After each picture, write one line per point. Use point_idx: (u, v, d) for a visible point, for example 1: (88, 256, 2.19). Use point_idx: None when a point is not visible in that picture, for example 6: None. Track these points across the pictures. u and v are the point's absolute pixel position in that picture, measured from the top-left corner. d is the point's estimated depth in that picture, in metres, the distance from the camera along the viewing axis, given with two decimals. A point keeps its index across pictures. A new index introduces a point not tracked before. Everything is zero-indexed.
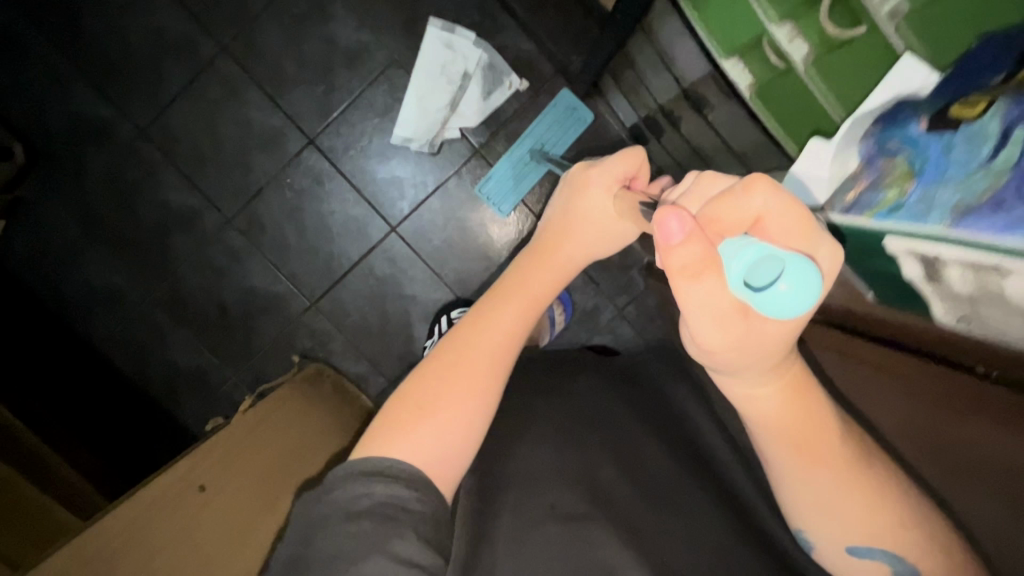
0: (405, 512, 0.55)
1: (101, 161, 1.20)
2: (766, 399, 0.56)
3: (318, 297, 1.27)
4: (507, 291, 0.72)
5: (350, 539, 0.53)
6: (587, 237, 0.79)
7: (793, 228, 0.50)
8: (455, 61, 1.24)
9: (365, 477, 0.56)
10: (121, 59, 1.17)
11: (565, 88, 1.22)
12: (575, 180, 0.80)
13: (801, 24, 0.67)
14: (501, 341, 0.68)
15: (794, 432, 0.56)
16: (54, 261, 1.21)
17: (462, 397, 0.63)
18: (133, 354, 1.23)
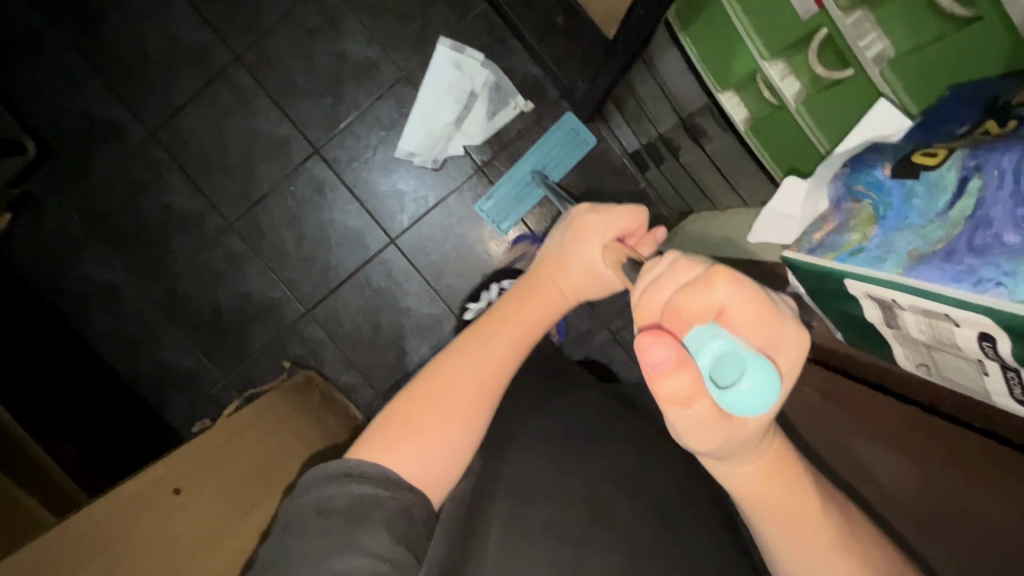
0: (381, 513, 0.49)
1: (117, 169, 1.27)
2: (745, 478, 0.48)
3: (312, 305, 1.30)
4: (486, 329, 0.62)
5: (324, 539, 0.48)
6: (580, 282, 0.66)
7: (759, 318, 0.43)
8: (461, 81, 1.25)
9: (343, 477, 0.50)
10: (136, 65, 1.25)
11: (569, 113, 1.24)
12: (572, 223, 0.67)
13: (793, 62, 0.58)
14: (479, 379, 0.58)
15: (773, 502, 0.48)
16: (57, 257, 1.29)
17: (436, 434, 0.55)
18: (126, 350, 1.30)
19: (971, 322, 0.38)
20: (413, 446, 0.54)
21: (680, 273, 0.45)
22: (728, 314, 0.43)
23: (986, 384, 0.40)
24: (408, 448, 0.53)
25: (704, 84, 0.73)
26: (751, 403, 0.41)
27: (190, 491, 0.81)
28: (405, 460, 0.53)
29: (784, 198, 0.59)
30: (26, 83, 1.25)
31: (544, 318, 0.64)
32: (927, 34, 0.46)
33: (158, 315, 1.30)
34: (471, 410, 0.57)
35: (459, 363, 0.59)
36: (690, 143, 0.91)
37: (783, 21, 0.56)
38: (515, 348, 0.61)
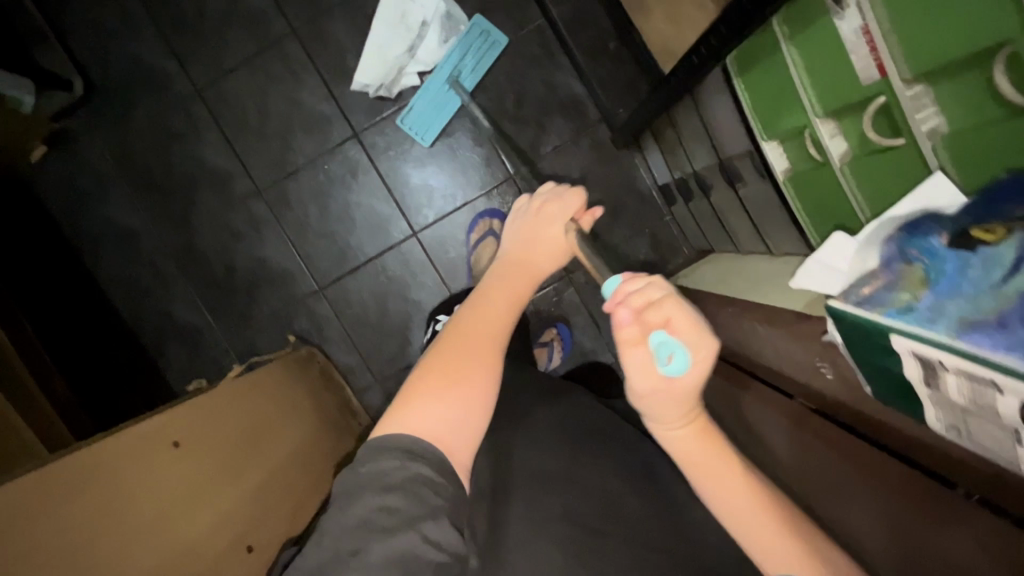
0: (437, 497, 0.53)
1: (154, 119, 1.28)
2: (680, 436, 0.63)
3: (325, 283, 1.31)
4: (483, 297, 0.70)
5: (384, 513, 0.51)
6: (550, 254, 0.77)
7: (693, 326, 0.58)
8: (412, 13, 1.25)
9: (402, 453, 0.54)
10: (192, 20, 1.27)
11: (479, 13, 1.24)
12: (535, 211, 0.80)
13: (843, 124, 0.59)
14: (491, 331, 0.66)
15: (696, 458, 0.63)
16: (82, 193, 1.30)
17: (467, 381, 0.61)
18: (134, 296, 1.31)
19: (1017, 394, 0.37)
20: (448, 397, 0.59)
21: (647, 292, 0.60)
22: (672, 324, 0.58)
23: (1019, 452, 0.39)
24: (443, 402, 0.58)
25: (751, 131, 0.77)
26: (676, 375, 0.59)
27: (188, 446, 0.80)
28: (444, 411, 0.58)
29: (831, 253, 0.60)
30: (82, 19, 1.26)
31: (530, 283, 0.74)
32: (986, 114, 0.44)
33: (171, 266, 1.31)
34: (489, 363, 0.63)
35: (472, 324, 0.66)
36: (724, 183, 0.94)
37: (835, 81, 0.56)
38: (514, 306, 0.70)
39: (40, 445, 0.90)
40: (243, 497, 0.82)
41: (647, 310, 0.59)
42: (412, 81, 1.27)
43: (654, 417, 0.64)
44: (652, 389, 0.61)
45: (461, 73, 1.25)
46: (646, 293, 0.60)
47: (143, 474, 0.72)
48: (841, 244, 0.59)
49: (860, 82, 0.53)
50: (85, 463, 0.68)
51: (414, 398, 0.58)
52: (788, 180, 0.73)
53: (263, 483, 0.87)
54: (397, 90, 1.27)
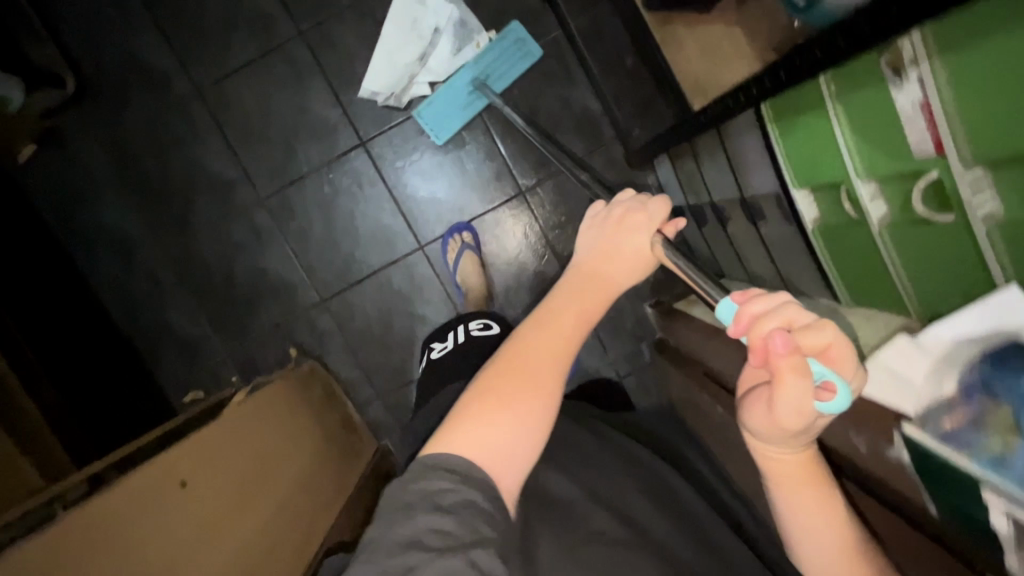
0: (490, 529, 0.49)
1: (152, 121, 1.23)
2: (794, 476, 0.53)
3: (328, 295, 1.28)
4: (548, 319, 0.61)
5: (439, 536, 0.47)
6: (629, 270, 0.64)
7: (848, 356, 0.45)
8: (420, 20, 1.21)
9: (447, 475, 0.51)
10: (194, 18, 1.21)
11: (516, 21, 1.20)
12: (614, 219, 0.65)
13: (885, 189, 0.58)
14: (550, 359, 0.59)
15: (802, 494, 0.53)
16: (75, 196, 1.24)
17: (518, 416, 0.55)
18: (130, 304, 1.27)
19: None
20: (497, 428, 0.54)
21: (795, 313, 0.45)
22: (828, 352, 0.45)
23: None
24: (494, 431, 0.54)
25: (781, 176, 0.75)
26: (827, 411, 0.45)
27: (195, 485, 0.77)
28: (493, 442, 0.54)
29: (895, 357, 0.49)
30: (78, 13, 1.20)
31: (602, 304, 0.63)
32: None
33: (169, 274, 1.27)
34: (546, 396, 0.57)
35: (530, 349, 0.59)
36: (743, 218, 0.92)
37: (883, 146, 0.55)
38: (578, 331, 0.61)
39: (35, 471, 0.88)
40: (251, 534, 0.80)
41: (802, 337, 0.44)
42: (434, 87, 1.23)
43: (770, 451, 0.52)
44: (789, 429, 0.47)
45: (489, 78, 1.22)
46: (790, 313, 0.45)
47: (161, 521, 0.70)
48: (907, 350, 0.49)
49: (911, 154, 0.52)
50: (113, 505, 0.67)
51: (464, 423, 0.55)
52: (817, 230, 0.73)
53: (269, 517, 0.84)
54: (407, 99, 1.22)
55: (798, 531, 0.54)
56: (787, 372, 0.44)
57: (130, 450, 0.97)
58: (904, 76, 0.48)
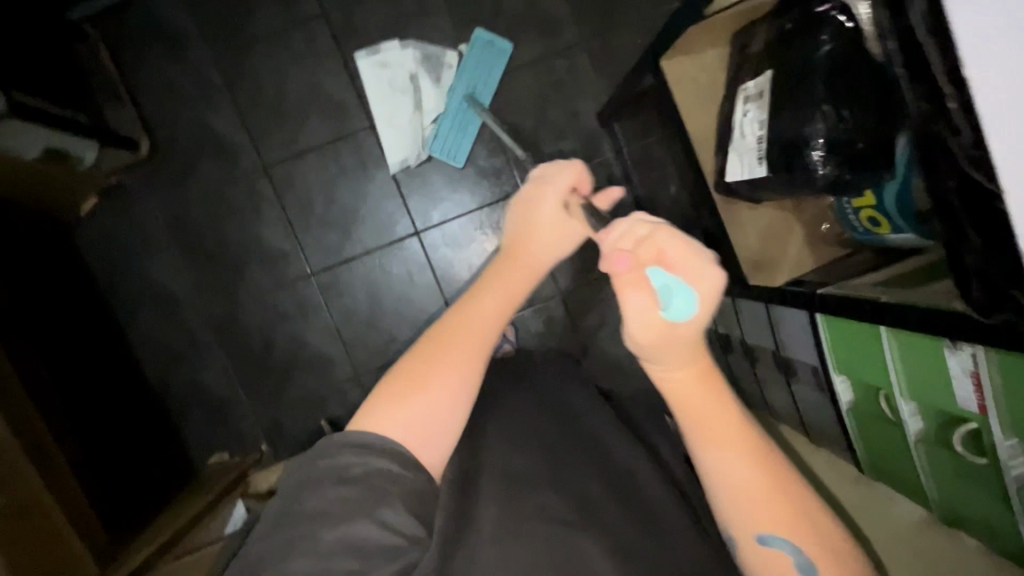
0: (398, 489, 0.53)
1: (215, 189, 1.27)
2: (680, 381, 0.57)
3: (363, 372, 1.32)
4: (472, 298, 0.64)
5: (342, 504, 0.50)
6: (550, 242, 0.68)
7: (687, 257, 0.55)
8: (397, 75, 1.25)
9: (362, 451, 0.53)
10: (271, 99, 1.27)
11: (475, 31, 1.24)
12: (529, 194, 0.70)
13: (925, 410, 0.67)
14: (472, 338, 0.61)
15: (699, 410, 0.56)
16: (126, 252, 1.28)
17: (437, 387, 0.58)
18: (165, 362, 1.30)
19: None
20: (412, 406, 0.56)
21: (636, 230, 0.57)
22: (663, 255, 0.55)
23: None
24: (421, 400, 0.57)
25: (822, 355, 0.82)
26: (679, 321, 0.55)
27: None
28: (414, 410, 0.56)
29: None
30: (159, 84, 1.25)
31: (527, 281, 0.67)
32: None
33: (209, 336, 1.30)
34: (477, 360, 0.61)
35: (451, 330, 0.62)
36: (776, 371, 0.99)
37: (929, 377, 0.64)
38: (502, 308, 0.64)
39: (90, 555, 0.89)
40: None
41: (638, 248, 0.56)
42: (432, 125, 1.26)
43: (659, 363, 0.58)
44: (657, 346, 0.56)
45: (475, 89, 1.26)
46: (633, 231, 0.57)
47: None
48: None
49: (957, 403, 0.61)
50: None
51: (389, 393, 0.58)
52: (851, 412, 0.81)
53: None
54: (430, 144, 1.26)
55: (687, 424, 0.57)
56: (631, 288, 0.56)
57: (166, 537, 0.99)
58: (961, 344, 0.57)
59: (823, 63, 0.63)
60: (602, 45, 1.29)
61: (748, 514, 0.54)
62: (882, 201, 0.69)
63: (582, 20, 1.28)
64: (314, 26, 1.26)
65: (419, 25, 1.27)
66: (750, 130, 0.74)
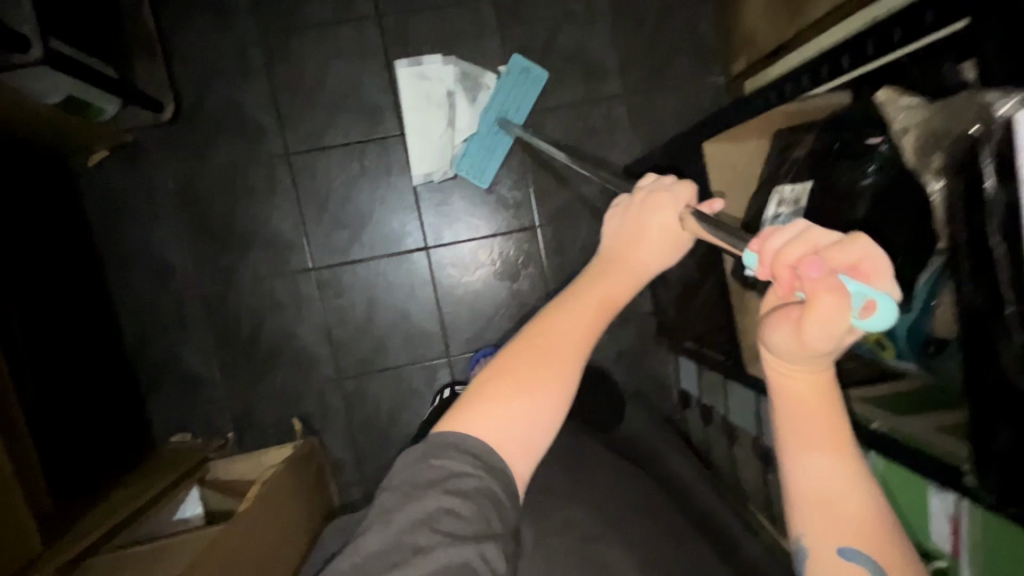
0: (499, 523, 0.50)
1: (232, 166, 1.25)
2: (797, 380, 0.45)
3: (344, 376, 1.30)
4: (574, 294, 0.59)
5: (448, 519, 0.49)
6: (655, 256, 0.61)
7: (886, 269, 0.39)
8: (436, 88, 1.25)
9: (476, 461, 0.51)
10: (307, 88, 1.25)
11: (514, 55, 1.25)
12: (639, 198, 0.63)
13: None
14: (569, 349, 0.56)
15: (807, 412, 0.46)
16: (127, 211, 1.24)
17: (529, 398, 0.53)
18: (145, 329, 1.26)
19: None
20: (508, 411, 0.53)
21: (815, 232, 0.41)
22: (861, 265, 0.39)
23: None
24: (512, 409, 0.53)
25: None
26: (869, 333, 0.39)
27: None
28: (512, 415, 0.53)
29: None
30: (198, 51, 1.23)
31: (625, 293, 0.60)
32: None
33: (196, 311, 1.27)
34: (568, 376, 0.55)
35: (547, 337, 0.56)
36: (754, 457, 1.01)
37: (915, 508, 0.66)
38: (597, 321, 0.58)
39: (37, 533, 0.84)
40: None
41: (827, 252, 0.39)
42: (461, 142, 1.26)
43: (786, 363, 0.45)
44: (819, 354, 0.42)
45: (507, 114, 1.26)
46: (810, 235, 0.41)
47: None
48: None
49: (935, 537, 0.63)
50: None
51: (487, 395, 0.54)
52: None
53: None
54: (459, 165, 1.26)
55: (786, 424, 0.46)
56: (818, 292, 0.38)
57: (128, 514, 0.96)
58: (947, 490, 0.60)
59: (867, 196, 0.66)
60: (644, 103, 1.31)
61: (833, 531, 0.44)
62: (893, 333, 0.67)
63: (630, 76, 1.30)
64: (364, 25, 1.25)
65: (469, 46, 1.27)
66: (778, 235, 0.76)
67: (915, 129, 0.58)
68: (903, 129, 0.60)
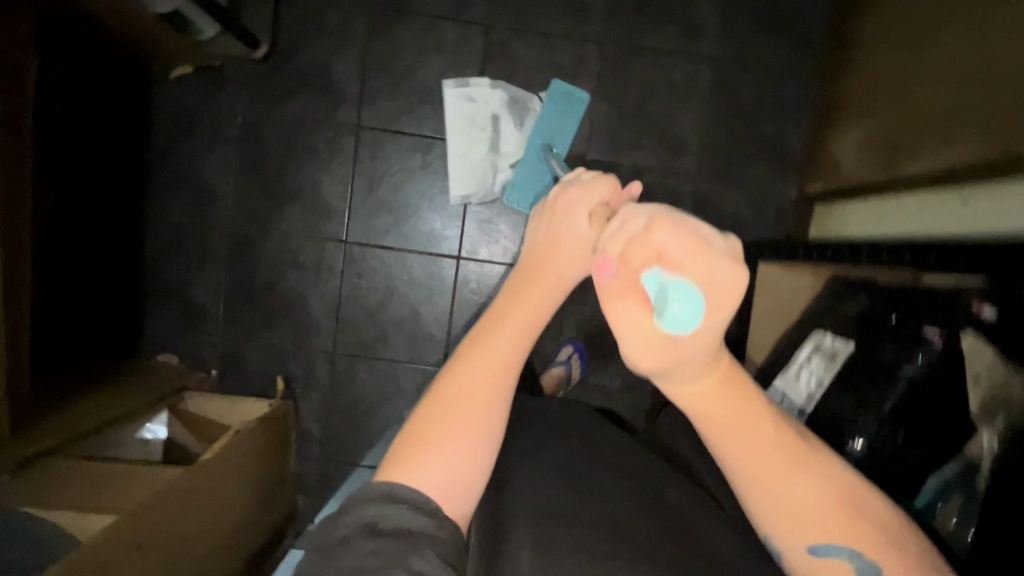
0: (430, 538, 0.53)
1: (301, 121, 1.26)
2: (699, 393, 0.52)
3: (339, 353, 1.30)
4: (489, 326, 0.62)
5: (369, 556, 0.50)
6: (575, 263, 0.64)
7: (693, 252, 0.50)
8: (483, 113, 1.25)
9: (390, 502, 0.54)
10: (396, 72, 1.26)
11: (555, 79, 1.24)
12: (553, 204, 0.66)
13: None
14: (491, 381, 0.59)
15: (723, 422, 0.52)
16: (189, 131, 1.26)
17: (455, 433, 0.57)
18: (167, 247, 1.27)
19: None
20: (439, 453, 0.56)
21: (630, 225, 0.53)
22: (662, 257, 0.50)
23: None
24: (440, 455, 0.56)
25: None
26: (683, 325, 0.49)
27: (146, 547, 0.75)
28: (443, 458, 0.56)
29: None
30: (309, 4, 1.24)
31: (546, 309, 0.63)
32: None
33: (222, 246, 1.28)
34: (489, 409, 0.59)
35: (468, 378, 0.59)
36: None
37: None
38: (520, 346, 0.61)
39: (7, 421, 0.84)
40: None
41: (631, 250, 0.52)
42: (504, 170, 1.27)
43: (671, 376, 0.52)
44: (656, 354, 0.51)
45: (552, 142, 1.25)
46: (629, 228, 0.53)
47: (123, 539, 0.71)
48: None
49: None
50: (108, 530, 0.69)
51: (414, 442, 0.57)
52: None
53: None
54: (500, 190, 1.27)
55: (715, 438, 0.53)
56: (619, 295, 0.51)
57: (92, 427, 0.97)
58: None
59: (904, 382, 0.70)
60: (713, 192, 1.30)
61: (779, 516, 0.52)
62: None
63: (710, 162, 1.29)
64: (471, 31, 1.26)
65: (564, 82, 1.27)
66: (809, 381, 0.83)
67: (987, 384, 0.58)
68: (974, 379, 0.60)
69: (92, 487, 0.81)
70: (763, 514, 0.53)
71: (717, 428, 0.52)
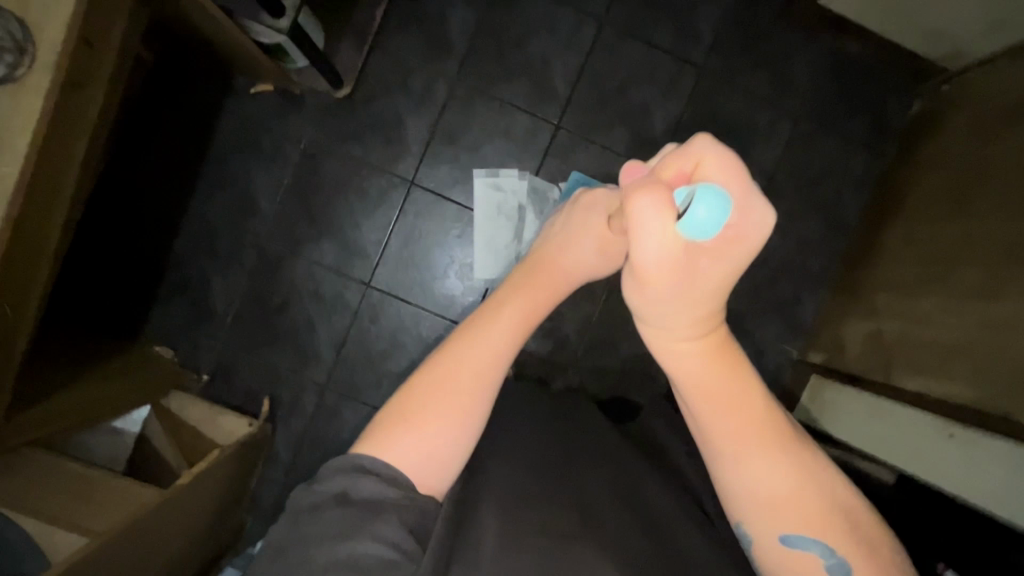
0: (394, 505, 0.58)
1: (359, 164, 1.30)
2: (689, 351, 0.62)
3: (330, 389, 1.32)
4: (482, 321, 0.68)
5: (334, 524, 0.56)
6: (581, 260, 0.78)
7: (726, 165, 0.57)
8: (508, 201, 1.31)
9: (354, 472, 0.59)
10: (461, 144, 1.31)
11: (573, 170, 1.29)
12: (578, 201, 0.82)
13: None
14: (481, 365, 0.65)
15: (706, 382, 0.61)
16: (251, 143, 1.29)
17: (438, 412, 0.62)
18: (196, 245, 1.29)
19: None
20: (419, 428, 0.62)
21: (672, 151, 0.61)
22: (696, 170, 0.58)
23: None
24: (421, 434, 0.61)
25: None
26: (706, 227, 0.55)
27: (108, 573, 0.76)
28: (425, 436, 0.61)
29: None
30: (399, 61, 1.30)
31: (549, 296, 0.73)
32: None
33: (248, 258, 1.30)
34: (474, 399, 0.64)
35: (463, 359, 0.65)
36: None
37: None
38: (520, 323, 0.69)
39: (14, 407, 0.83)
40: None
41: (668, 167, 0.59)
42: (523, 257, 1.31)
43: (668, 319, 0.61)
44: (668, 261, 0.56)
45: None
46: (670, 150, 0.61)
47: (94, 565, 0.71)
48: None
49: None
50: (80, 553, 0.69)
51: (394, 427, 0.62)
52: None
53: None
54: None
55: (698, 407, 0.62)
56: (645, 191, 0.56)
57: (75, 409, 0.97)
58: None
59: None
60: None
61: (752, 479, 0.58)
62: None
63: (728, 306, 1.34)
64: (540, 126, 1.32)
65: None
66: None
67: None
68: None
69: (64, 495, 0.81)
70: (740, 485, 0.59)
71: (700, 390, 0.62)
